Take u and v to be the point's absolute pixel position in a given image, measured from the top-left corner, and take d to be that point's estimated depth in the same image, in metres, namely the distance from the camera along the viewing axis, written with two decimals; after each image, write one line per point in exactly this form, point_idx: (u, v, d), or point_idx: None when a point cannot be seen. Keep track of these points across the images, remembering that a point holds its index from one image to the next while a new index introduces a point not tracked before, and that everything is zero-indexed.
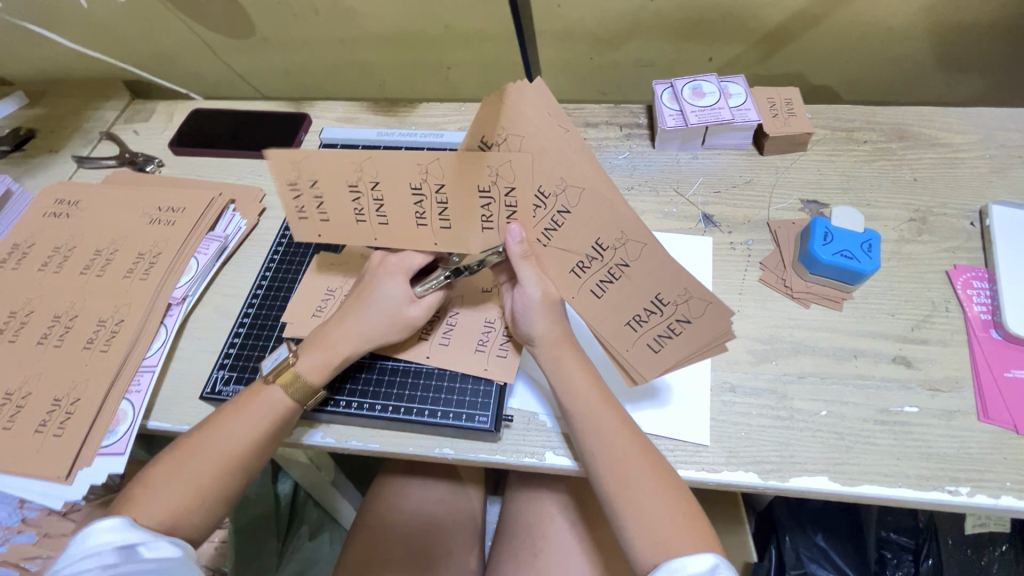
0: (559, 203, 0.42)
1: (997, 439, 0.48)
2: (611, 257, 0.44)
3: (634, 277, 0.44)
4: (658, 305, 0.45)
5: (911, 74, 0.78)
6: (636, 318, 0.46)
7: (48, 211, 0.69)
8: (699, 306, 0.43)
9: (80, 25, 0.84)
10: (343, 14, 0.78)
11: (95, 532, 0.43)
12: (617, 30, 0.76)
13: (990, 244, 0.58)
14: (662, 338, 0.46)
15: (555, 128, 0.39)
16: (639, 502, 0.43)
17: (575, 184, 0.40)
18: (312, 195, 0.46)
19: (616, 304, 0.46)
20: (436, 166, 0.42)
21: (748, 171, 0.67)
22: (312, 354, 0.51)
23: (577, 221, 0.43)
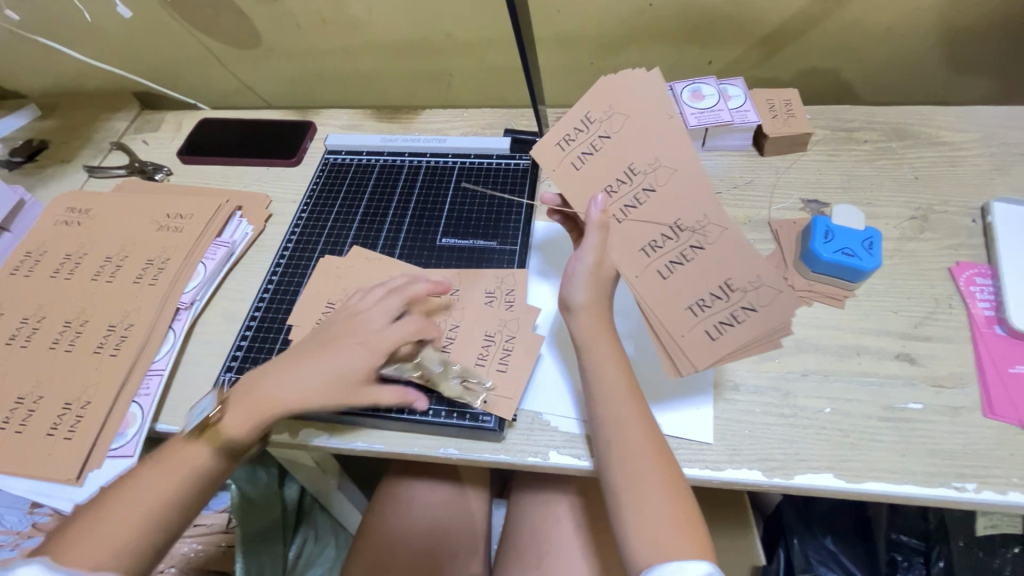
0: (647, 181, 0.46)
1: (1003, 434, 0.48)
2: (685, 240, 0.45)
3: (705, 260, 0.45)
4: (725, 290, 0.45)
5: (909, 75, 0.79)
6: (699, 303, 0.45)
7: (59, 219, 0.70)
8: (769, 293, 0.43)
9: (91, 38, 0.87)
10: (347, 24, 0.79)
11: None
12: (617, 35, 0.77)
13: (992, 240, 0.58)
14: (723, 326, 0.44)
15: (662, 113, 0.45)
16: (644, 497, 0.43)
17: (669, 163, 0.45)
18: None
19: (680, 287, 0.45)
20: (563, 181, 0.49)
21: (748, 172, 0.68)
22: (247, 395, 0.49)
23: (662, 198, 0.45)
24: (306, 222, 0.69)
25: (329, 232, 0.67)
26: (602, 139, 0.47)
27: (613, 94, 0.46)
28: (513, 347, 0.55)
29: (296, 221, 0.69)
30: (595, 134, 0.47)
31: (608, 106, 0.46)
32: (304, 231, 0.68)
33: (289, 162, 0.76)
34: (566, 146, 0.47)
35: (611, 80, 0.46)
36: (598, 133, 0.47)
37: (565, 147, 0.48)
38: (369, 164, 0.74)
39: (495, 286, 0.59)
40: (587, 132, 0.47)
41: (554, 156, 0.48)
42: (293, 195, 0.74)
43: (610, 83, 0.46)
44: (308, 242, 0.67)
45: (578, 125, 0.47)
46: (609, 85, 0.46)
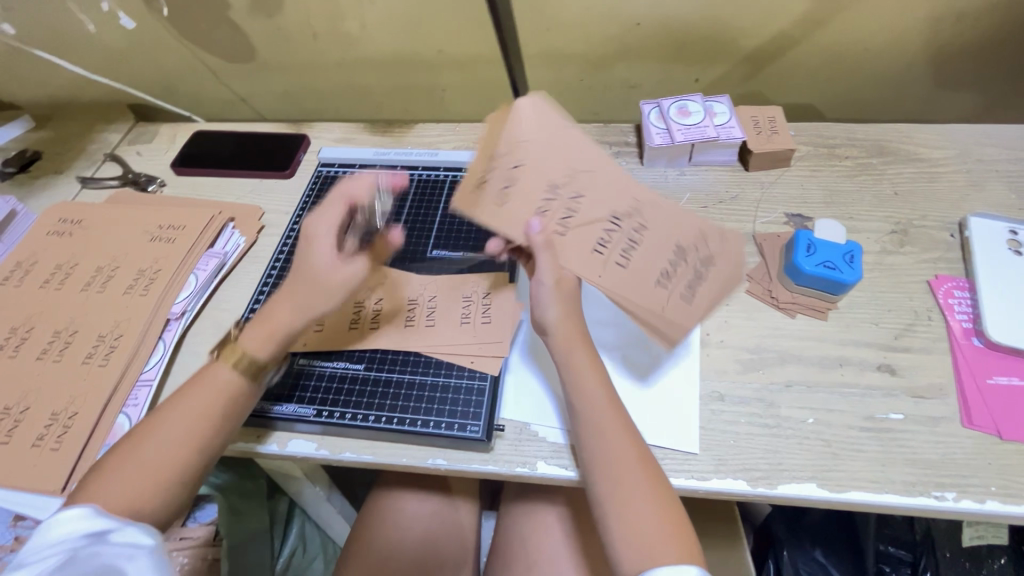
0: (572, 191, 0.48)
1: (981, 444, 0.49)
2: (627, 226, 0.48)
3: (653, 236, 0.48)
4: (680, 255, 0.48)
5: (888, 95, 0.81)
6: (664, 274, 0.48)
7: (51, 229, 0.70)
8: (712, 238, 0.48)
9: (87, 51, 0.87)
10: (341, 39, 0.81)
11: (58, 523, 0.42)
12: (605, 53, 0.79)
13: (969, 254, 0.60)
14: (691, 287, 0.48)
15: (562, 125, 0.47)
16: (630, 504, 0.44)
17: (585, 166, 0.47)
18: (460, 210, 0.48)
19: (642, 269, 0.48)
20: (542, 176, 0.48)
21: (733, 187, 0.69)
22: (255, 330, 0.51)
23: (593, 197, 0.48)
24: (298, 233, 0.69)
25: None
26: (513, 170, 0.47)
27: (504, 123, 0.47)
28: (487, 353, 0.55)
29: (288, 232, 0.70)
30: (506, 168, 0.47)
31: (506, 140, 0.47)
32: (295, 242, 0.69)
33: (283, 174, 0.77)
34: (482, 188, 0.47)
35: (496, 117, 0.47)
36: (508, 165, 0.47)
37: (482, 189, 0.47)
38: None
39: (473, 291, 0.59)
40: (497, 168, 0.47)
41: (474, 199, 0.47)
42: (286, 207, 0.75)
43: (498, 122, 0.47)
44: None
45: (485, 164, 0.47)
46: (498, 116, 0.47)
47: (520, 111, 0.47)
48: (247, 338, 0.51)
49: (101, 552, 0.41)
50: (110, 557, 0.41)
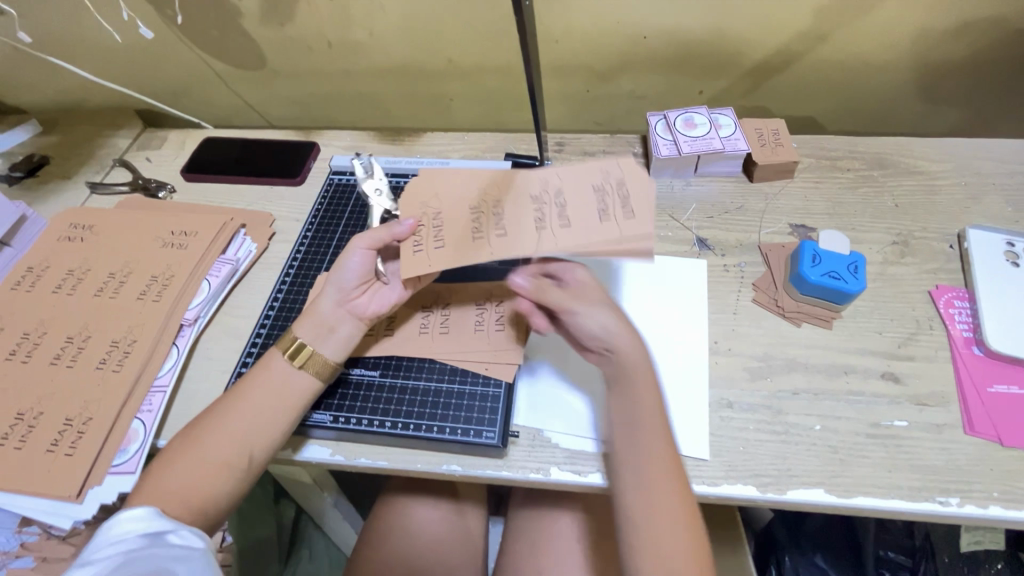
0: (489, 203, 0.51)
1: (984, 450, 0.50)
2: (548, 197, 0.50)
3: (574, 192, 0.50)
4: (601, 191, 0.50)
5: (886, 109, 0.83)
6: (601, 212, 0.49)
7: (62, 234, 0.71)
8: (620, 166, 0.50)
9: (97, 58, 0.88)
10: (352, 48, 0.82)
11: (121, 521, 0.43)
12: (612, 65, 0.80)
13: (969, 265, 0.61)
14: (625, 202, 0.49)
15: (449, 176, 0.54)
16: (655, 517, 0.45)
17: (487, 183, 0.52)
18: (433, 226, 0.51)
19: (586, 221, 0.48)
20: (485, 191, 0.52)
21: (738, 198, 0.71)
22: (303, 321, 0.53)
23: (509, 195, 0.51)
24: (311, 240, 0.70)
25: (333, 251, 0.69)
26: (436, 224, 0.51)
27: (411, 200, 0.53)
28: (501, 359, 0.56)
29: (301, 239, 0.70)
30: (430, 224, 0.51)
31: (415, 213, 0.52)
32: (309, 249, 0.69)
33: (294, 181, 0.78)
34: (417, 249, 0.50)
35: (401, 205, 0.53)
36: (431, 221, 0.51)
37: (420, 249, 0.50)
38: None
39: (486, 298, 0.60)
40: (425, 227, 0.51)
41: (416, 262, 0.49)
42: (297, 214, 0.75)
43: (404, 204, 0.53)
44: (313, 259, 0.68)
45: (410, 236, 0.51)
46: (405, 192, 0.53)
47: (420, 185, 0.53)
48: (299, 328, 0.53)
49: (157, 551, 0.42)
50: (165, 558, 0.42)
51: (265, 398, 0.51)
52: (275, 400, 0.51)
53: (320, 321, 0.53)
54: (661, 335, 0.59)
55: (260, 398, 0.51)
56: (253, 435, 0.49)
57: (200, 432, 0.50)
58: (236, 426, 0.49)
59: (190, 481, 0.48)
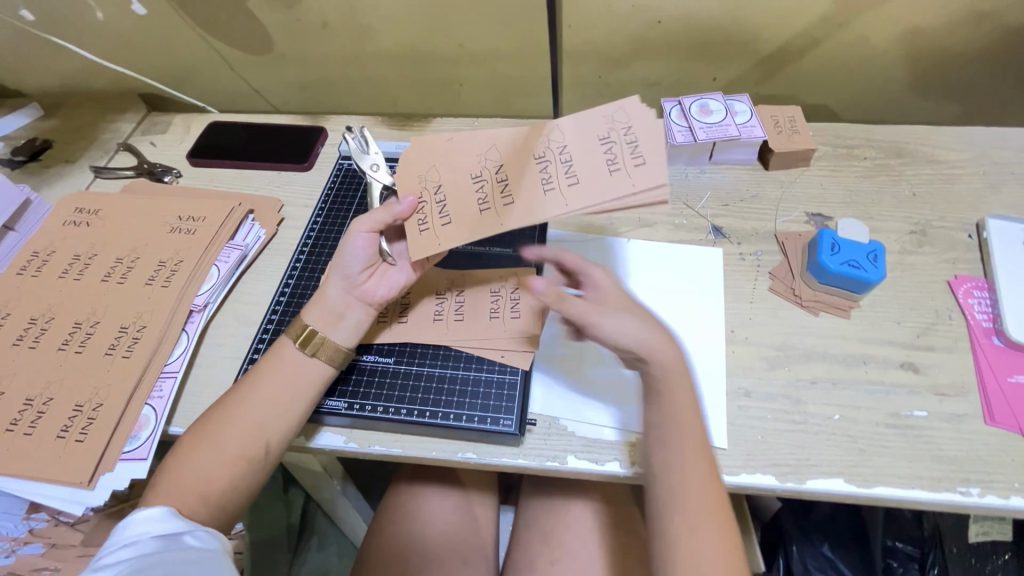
0: (490, 169, 0.49)
1: (1004, 441, 0.50)
2: (551, 154, 0.47)
3: (578, 147, 0.47)
4: (607, 141, 0.46)
5: (903, 96, 0.82)
6: (608, 162, 0.46)
7: (68, 219, 0.69)
8: (623, 110, 0.46)
9: (100, 39, 0.86)
10: (360, 31, 0.80)
11: (137, 522, 0.44)
12: (626, 50, 0.79)
13: (988, 255, 0.61)
14: (637, 146, 0.45)
15: (446, 140, 0.52)
16: (694, 536, 0.43)
17: (485, 148, 0.50)
18: (436, 202, 0.49)
19: (592, 178, 0.46)
20: (492, 151, 0.50)
21: (754, 186, 0.70)
22: (312, 310, 0.53)
23: (511, 156, 0.48)
24: (321, 226, 0.69)
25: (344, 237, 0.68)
26: (435, 195, 0.49)
27: (409, 170, 0.51)
28: (516, 347, 0.55)
29: (311, 225, 0.69)
30: (432, 195, 0.50)
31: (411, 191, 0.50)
32: (319, 235, 0.68)
33: (302, 166, 0.77)
34: (422, 227, 0.49)
35: (400, 179, 0.50)
36: (433, 194, 0.50)
37: (427, 227, 0.49)
38: None
39: (500, 285, 0.59)
40: (428, 202, 0.49)
41: (424, 240, 0.48)
42: (305, 200, 0.74)
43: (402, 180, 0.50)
44: (324, 246, 0.67)
45: (415, 213, 0.50)
46: (402, 166, 0.51)
47: (418, 155, 0.51)
48: (309, 316, 0.52)
49: (172, 553, 0.43)
50: (182, 560, 0.43)
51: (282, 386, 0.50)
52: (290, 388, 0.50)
53: (331, 308, 0.52)
54: (678, 322, 0.59)
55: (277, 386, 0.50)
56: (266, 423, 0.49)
57: (216, 419, 0.49)
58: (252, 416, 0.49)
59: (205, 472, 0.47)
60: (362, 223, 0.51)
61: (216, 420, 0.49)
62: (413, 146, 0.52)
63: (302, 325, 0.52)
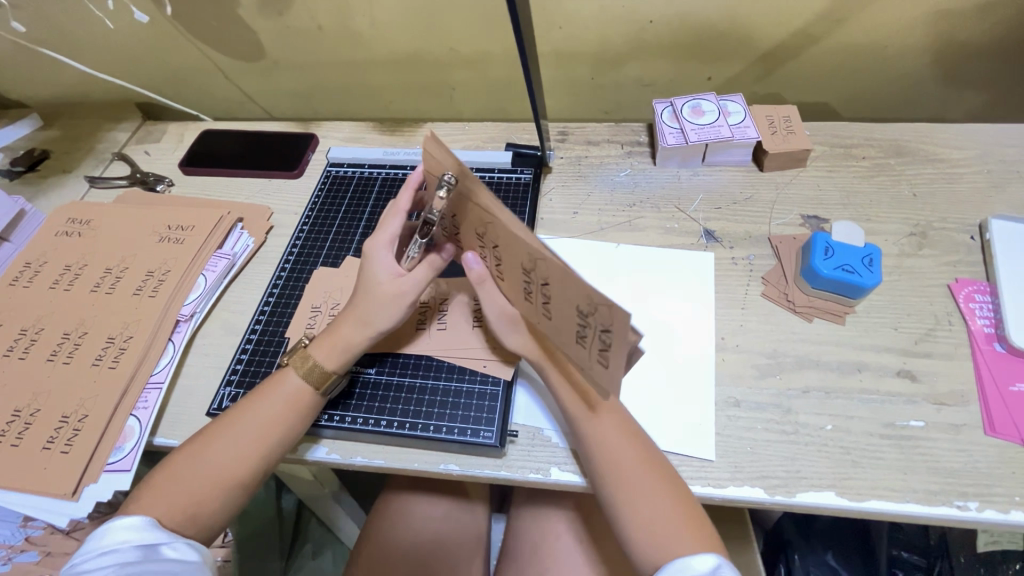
0: (489, 240, 0.41)
1: (1004, 453, 0.48)
2: (536, 280, 0.39)
3: (558, 293, 0.37)
4: (583, 319, 0.36)
5: (907, 91, 0.80)
6: (577, 337, 0.38)
7: (60, 230, 0.70)
8: (607, 316, 0.33)
9: (95, 50, 0.87)
10: (351, 37, 0.80)
11: (115, 530, 0.43)
12: (618, 51, 0.78)
13: (991, 258, 0.59)
14: (603, 354, 0.36)
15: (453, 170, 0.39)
16: (640, 501, 0.43)
17: (485, 219, 0.40)
18: (454, 226, 0.45)
19: (562, 329, 0.39)
20: (491, 228, 0.40)
21: (748, 188, 0.68)
22: (322, 342, 0.52)
23: (507, 250, 0.40)
24: (307, 234, 0.69)
25: (330, 246, 0.68)
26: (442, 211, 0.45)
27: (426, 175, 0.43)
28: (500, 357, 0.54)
29: (297, 233, 0.69)
30: (449, 219, 0.45)
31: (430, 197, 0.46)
32: (305, 243, 0.68)
33: (292, 173, 0.77)
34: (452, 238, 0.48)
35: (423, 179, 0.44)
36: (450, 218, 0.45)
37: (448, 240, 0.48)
38: (372, 177, 0.74)
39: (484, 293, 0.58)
40: (445, 221, 0.46)
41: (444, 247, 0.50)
42: (295, 208, 0.74)
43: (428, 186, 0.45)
44: (309, 254, 0.67)
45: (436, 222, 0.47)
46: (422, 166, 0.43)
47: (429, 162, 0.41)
48: (316, 348, 0.51)
49: (151, 565, 0.42)
50: (160, 572, 0.42)
51: (271, 397, 0.50)
52: (279, 400, 0.49)
53: (346, 349, 0.51)
54: (667, 330, 0.57)
55: (264, 398, 0.50)
56: (255, 436, 0.48)
57: (197, 437, 0.49)
58: (240, 427, 0.48)
59: (191, 485, 0.46)
60: (405, 293, 0.50)
61: (198, 439, 0.48)
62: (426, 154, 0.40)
63: (310, 360, 0.51)
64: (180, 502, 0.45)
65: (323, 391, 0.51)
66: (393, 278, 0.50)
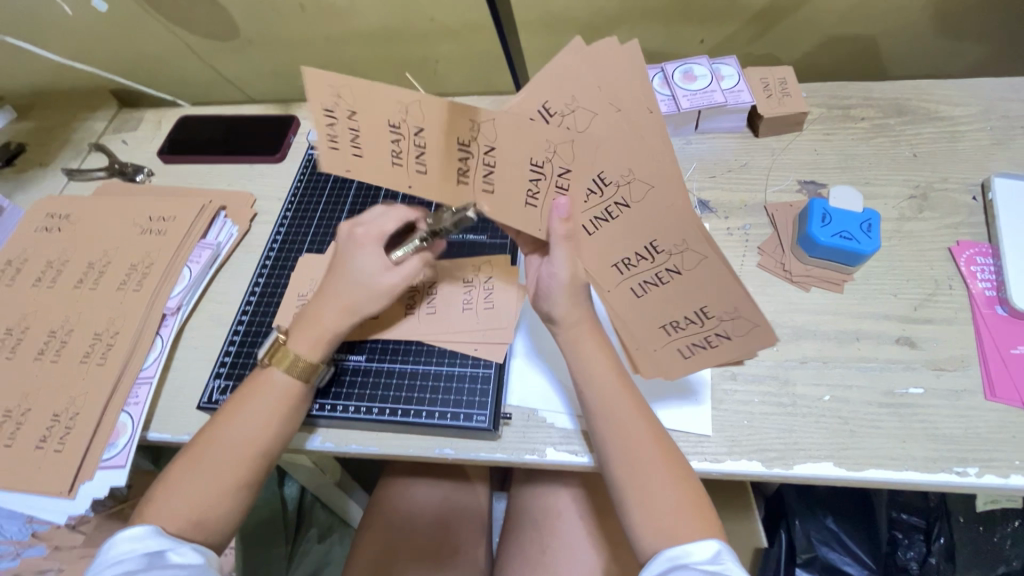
0: (620, 195, 0.38)
1: (1005, 416, 0.47)
2: (663, 261, 0.40)
3: (683, 285, 0.41)
4: (700, 315, 0.42)
5: (908, 44, 0.76)
6: (673, 323, 0.43)
7: (41, 225, 0.69)
8: (744, 327, 0.40)
9: (63, 38, 0.84)
10: (326, 12, 0.76)
11: (121, 541, 0.43)
12: (606, 16, 0.74)
13: (993, 218, 0.57)
14: (695, 347, 0.44)
15: (642, 109, 0.34)
16: (651, 488, 0.43)
17: (647, 176, 0.36)
18: (555, 182, 0.38)
19: (656, 306, 0.43)
20: (641, 191, 0.37)
21: (743, 154, 0.66)
22: (301, 333, 0.50)
23: (651, 222, 0.39)
24: (291, 219, 0.68)
25: (315, 231, 0.66)
26: (355, 120, 0.37)
27: (552, 94, 0.35)
28: (490, 339, 0.53)
29: (281, 219, 0.68)
30: (411, 133, 0.37)
31: (469, 119, 0.36)
32: (290, 229, 0.67)
33: (274, 158, 0.75)
34: (530, 199, 0.40)
35: (498, 115, 0.35)
36: (555, 171, 0.38)
37: (422, 171, 0.39)
38: None
39: (474, 275, 0.57)
40: (338, 122, 0.37)
41: (394, 175, 0.40)
42: (279, 193, 0.72)
43: (510, 116, 0.35)
44: (294, 241, 0.66)
45: (528, 173, 0.38)
46: (545, 75, 0.34)
47: (600, 64, 0.34)
48: (294, 339, 0.50)
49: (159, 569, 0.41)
50: None
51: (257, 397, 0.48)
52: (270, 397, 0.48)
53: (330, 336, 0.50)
54: None
55: (254, 394, 0.49)
56: (254, 430, 0.47)
57: (193, 448, 0.47)
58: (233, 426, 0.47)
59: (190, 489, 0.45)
60: (393, 288, 0.50)
61: (196, 450, 0.47)
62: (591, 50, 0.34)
63: (290, 355, 0.49)
64: (186, 505, 0.45)
65: (312, 381, 0.50)
66: (380, 271, 0.49)
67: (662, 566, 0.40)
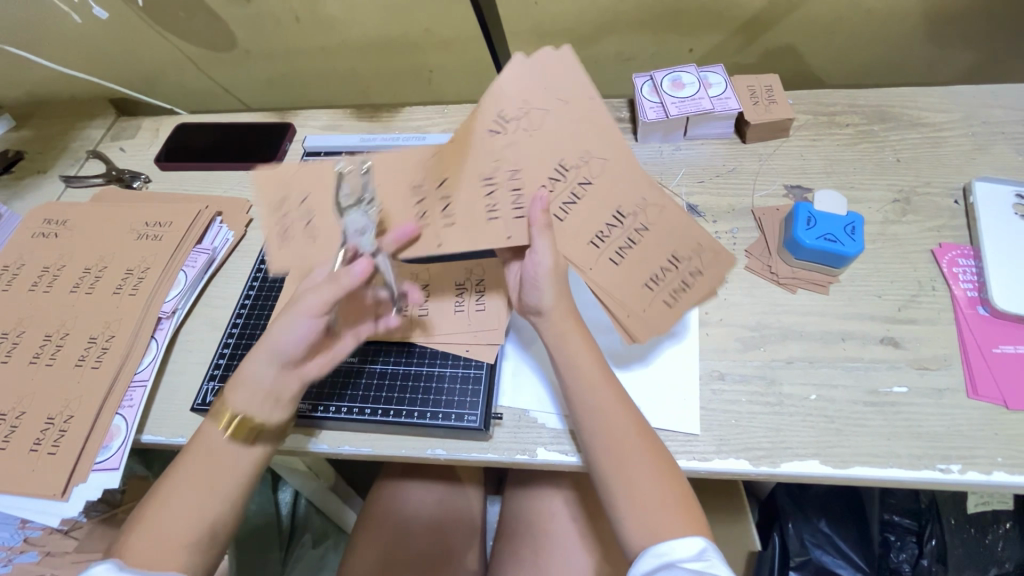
0: (581, 175, 0.44)
1: (988, 414, 0.48)
2: (630, 223, 0.46)
3: (650, 241, 0.46)
4: (673, 262, 0.47)
5: (892, 53, 0.78)
6: (653, 278, 0.47)
7: (37, 231, 0.69)
8: (711, 256, 0.47)
9: (61, 48, 0.85)
10: (321, 22, 0.78)
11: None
12: (596, 26, 0.76)
13: (975, 221, 0.58)
14: (677, 293, 0.47)
15: (584, 97, 0.42)
16: (637, 483, 0.43)
17: (597, 151, 0.44)
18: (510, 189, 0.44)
19: (631, 270, 0.47)
20: (598, 164, 0.44)
21: (731, 159, 0.67)
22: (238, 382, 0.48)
23: (610, 190, 0.45)
24: None
25: None
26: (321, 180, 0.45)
27: (504, 104, 0.42)
28: (482, 339, 0.54)
29: None
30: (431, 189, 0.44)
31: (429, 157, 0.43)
32: None
33: (270, 164, 0.76)
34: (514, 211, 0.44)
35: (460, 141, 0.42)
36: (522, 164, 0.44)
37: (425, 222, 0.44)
38: None
39: (466, 277, 0.58)
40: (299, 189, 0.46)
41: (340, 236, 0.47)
42: None
43: (474, 138, 0.42)
44: None
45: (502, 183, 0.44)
46: (498, 88, 0.42)
47: (535, 76, 0.42)
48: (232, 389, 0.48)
49: None
50: None
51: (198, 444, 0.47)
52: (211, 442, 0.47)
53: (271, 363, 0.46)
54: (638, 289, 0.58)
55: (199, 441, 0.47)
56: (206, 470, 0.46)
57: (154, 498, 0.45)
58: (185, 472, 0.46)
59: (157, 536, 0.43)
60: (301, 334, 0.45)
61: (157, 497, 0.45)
62: (528, 61, 0.42)
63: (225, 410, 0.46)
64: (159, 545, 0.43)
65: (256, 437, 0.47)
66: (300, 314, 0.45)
67: (650, 564, 0.41)
